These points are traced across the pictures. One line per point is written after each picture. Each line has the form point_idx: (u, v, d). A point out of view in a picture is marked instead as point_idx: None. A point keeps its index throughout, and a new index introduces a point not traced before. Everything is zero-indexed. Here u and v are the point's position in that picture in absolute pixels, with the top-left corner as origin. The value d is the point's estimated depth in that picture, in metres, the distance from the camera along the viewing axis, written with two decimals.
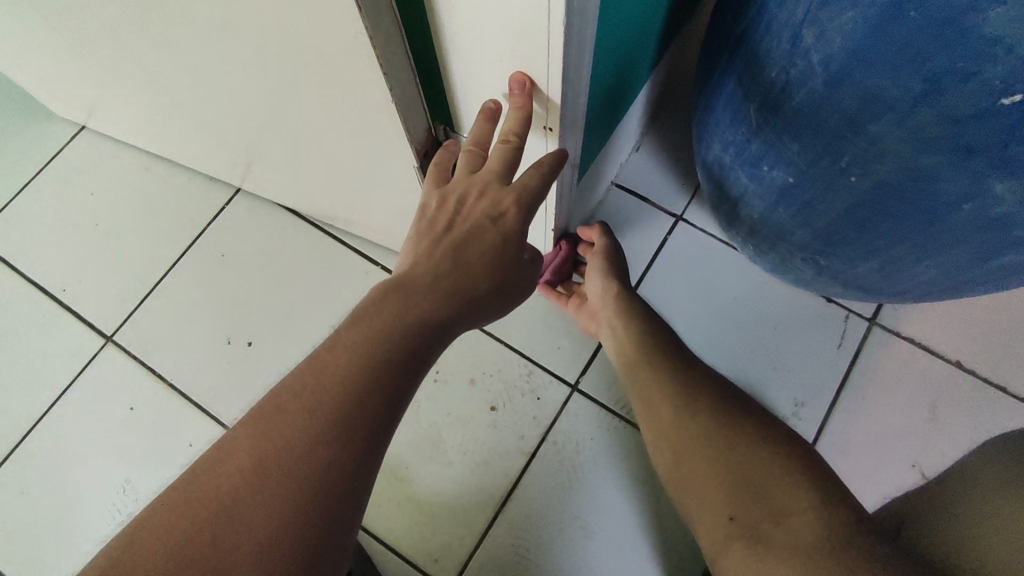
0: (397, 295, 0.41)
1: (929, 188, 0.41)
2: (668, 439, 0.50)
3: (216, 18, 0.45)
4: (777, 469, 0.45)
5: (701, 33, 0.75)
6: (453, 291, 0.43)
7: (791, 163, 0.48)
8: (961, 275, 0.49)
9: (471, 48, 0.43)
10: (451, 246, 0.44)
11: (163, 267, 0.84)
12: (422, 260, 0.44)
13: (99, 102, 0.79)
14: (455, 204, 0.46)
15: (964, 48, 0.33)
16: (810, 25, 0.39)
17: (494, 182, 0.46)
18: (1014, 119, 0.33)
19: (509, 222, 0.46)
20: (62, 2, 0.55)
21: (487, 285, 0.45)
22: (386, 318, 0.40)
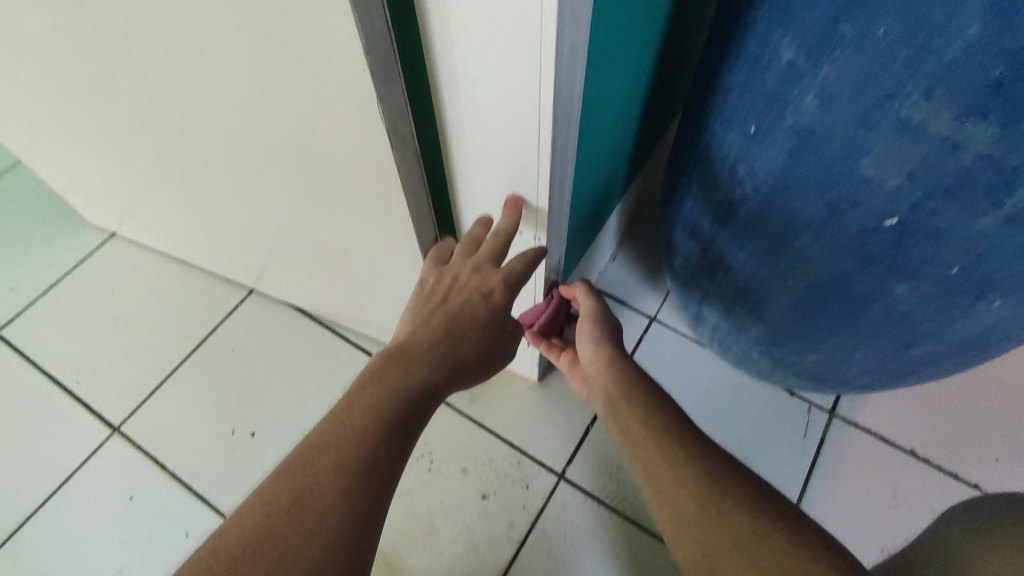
0: (401, 360, 0.49)
1: (847, 289, 0.50)
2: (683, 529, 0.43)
3: (268, 148, 0.55)
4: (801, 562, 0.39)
5: (663, 165, 0.89)
6: (447, 355, 0.50)
7: (740, 269, 0.58)
8: (891, 365, 0.57)
9: (475, 177, 0.53)
10: (445, 315, 0.52)
11: (175, 361, 0.89)
12: (421, 329, 0.51)
13: (134, 212, 0.88)
14: (450, 280, 0.53)
15: (848, 184, 0.43)
16: (740, 163, 0.50)
17: (487, 262, 0.53)
18: (893, 237, 0.43)
19: (497, 298, 0.53)
20: (131, 132, 0.66)
21: (477, 349, 0.53)
22: (392, 380, 0.47)
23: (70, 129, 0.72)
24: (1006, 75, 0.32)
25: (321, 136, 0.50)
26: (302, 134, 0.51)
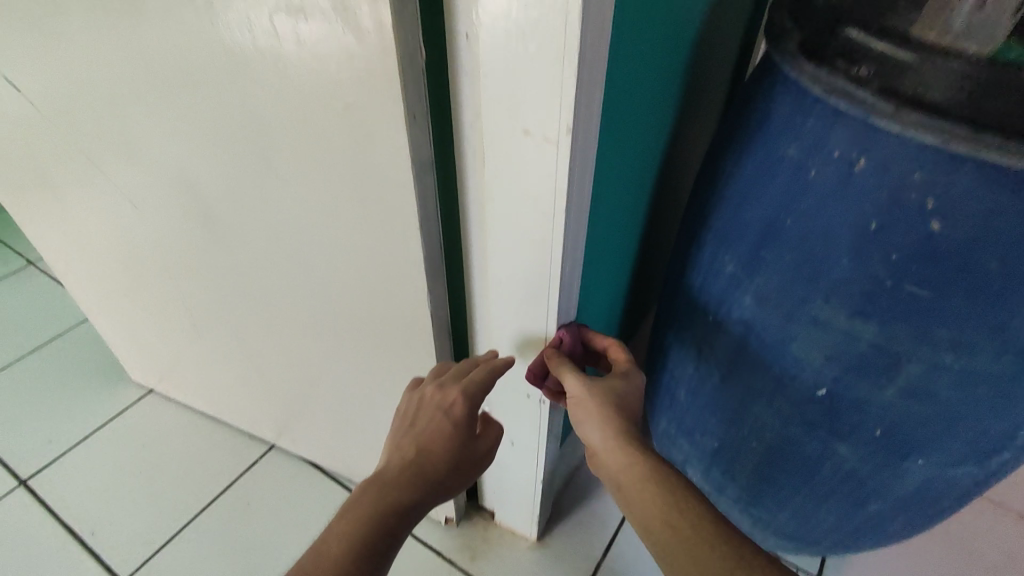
0: (373, 489, 0.48)
1: (800, 450, 0.60)
2: None
3: (325, 322, 0.68)
4: None
5: (643, 345, 1.03)
6: (416, 476, 0.50)
7: (713, 432, 0.68)
8: (853, 521, 0.64)
9: None
10: (412, 437, 0.52)
11: (190, 514, 0.93)
12: (392, 454, 0.52)
13: (177, 371, 0.98)
14: (418, 401, 0.54)
15: (784, 362, 0.55)
16: (703, 344, 0.63)
17: (448, 381, 0.54)
18: (826, 405, 0.55)
19: (458, 411, 0.52)
20: (205, 306, 0.79)
21: (450, 462, 0.52)
22: (359, 510, 0.47)
23: (149, 300, 0.85)
24: (874, 289, 0.46)
25: (371, 316, 0.63)
26: (356, 314, 0.64)
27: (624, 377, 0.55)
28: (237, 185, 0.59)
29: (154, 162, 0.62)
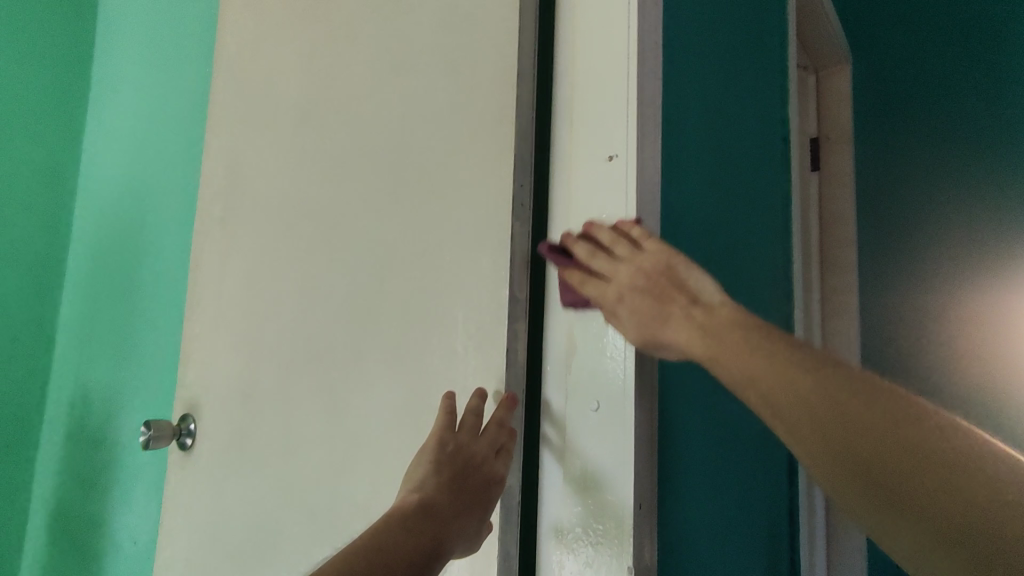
0: (431, 526, 0.49)
1: None
2: (872, 460, 0.40)
3: None
4: (936, 467, 0.39)
5: None
6: (460, 531, 0.51)
7: None
8: None
9: None
10: (462, 487, 0.52)
11: None
12: (442, 488, 0.51)
13: None
14: (468, 453, 0.53)
15: None
16: None
17: (492, 448, 0.53)
18: None
19: (497, 489, 0.53)
20: None
21: (472, 529, 0.52)
22: (414, 545, 0.48)
23: None
24: None
25: None
26: None
27: (623, 285, 0.49)
28: None
29: None
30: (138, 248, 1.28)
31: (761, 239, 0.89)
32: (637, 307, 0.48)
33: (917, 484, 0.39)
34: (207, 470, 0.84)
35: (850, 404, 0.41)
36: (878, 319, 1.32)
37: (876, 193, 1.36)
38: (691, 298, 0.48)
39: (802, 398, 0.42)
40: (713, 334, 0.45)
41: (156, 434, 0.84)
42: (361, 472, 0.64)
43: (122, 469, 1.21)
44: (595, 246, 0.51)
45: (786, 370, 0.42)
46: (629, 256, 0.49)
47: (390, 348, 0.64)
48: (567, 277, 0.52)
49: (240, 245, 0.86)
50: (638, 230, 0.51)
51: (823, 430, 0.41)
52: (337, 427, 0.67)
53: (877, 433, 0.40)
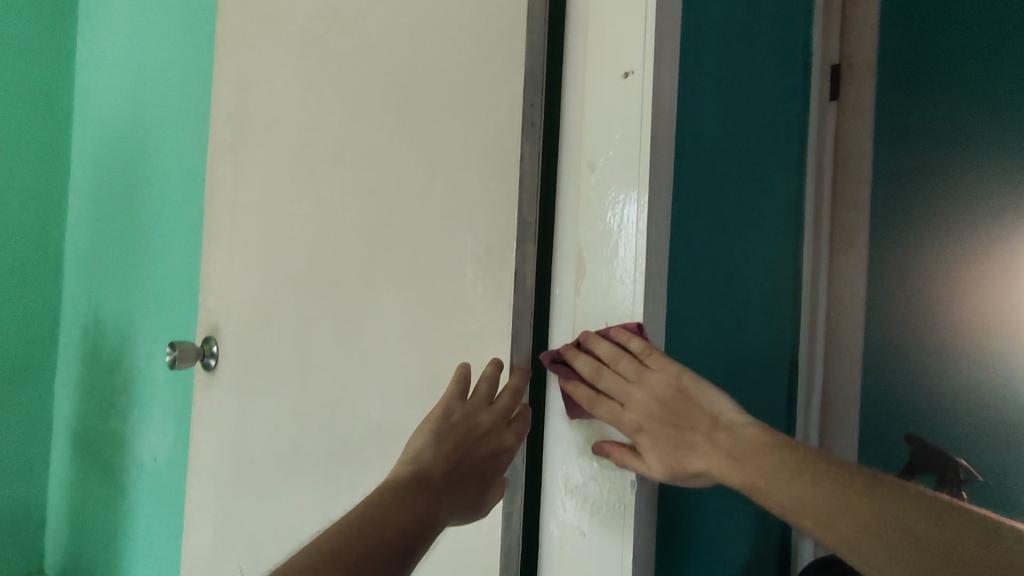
0: (439, 494, 0.50)
1: None
2: (912, 560, 0.46)
3: None
4: (959, 551, 0.46)
5: None
6: (464, 501, 0.52)
7: None
8: None
9: None
10: (468, 457, 0.52)
11: None
12: (449, 458, 0.51)
13: None
14: (478, 423, 0.53)
15: None
16: None
17: (501, 420, 0.54)
18: None
19: (502, 461, 0.54)
20: None
21: (477, 498, 0.53)
22: (423, 512, 0.48)
23: None
24: None
25: None
26: None
27: (638, 409, 0.50)
28: None
29: None
30: (152, 176, 1.30)
31: (774, 169, 0.87)
32: (656, 438, 0.50)
33: (951, 559, 0.46)
34: (230, 388, 0.88)
35: (875, 508, 0.47)
36: (891, 265, 1.12)
37: (903, 128, 1.12)
38: (710, 421, 0.50)
39: (840, 509, 0.47)
40: (742, 459, 0.48)
41: (180, 355, 0.88)
42: (375, 388, 0.67)
43: (145, 394, 1.28)
44: (600, 363, 0.52)
45: (817, 480, 0.48)
46: (638, 378, 0.50)
47: (401, 271, 0.65)
48: (575, 394, 0.53)
49: (251, 170, 0.87)
50: (636, 341, 0.50)
51: (863, 537, 0.47)
52: (351, 347, 0.70)
53: (904, 532, 0.47)
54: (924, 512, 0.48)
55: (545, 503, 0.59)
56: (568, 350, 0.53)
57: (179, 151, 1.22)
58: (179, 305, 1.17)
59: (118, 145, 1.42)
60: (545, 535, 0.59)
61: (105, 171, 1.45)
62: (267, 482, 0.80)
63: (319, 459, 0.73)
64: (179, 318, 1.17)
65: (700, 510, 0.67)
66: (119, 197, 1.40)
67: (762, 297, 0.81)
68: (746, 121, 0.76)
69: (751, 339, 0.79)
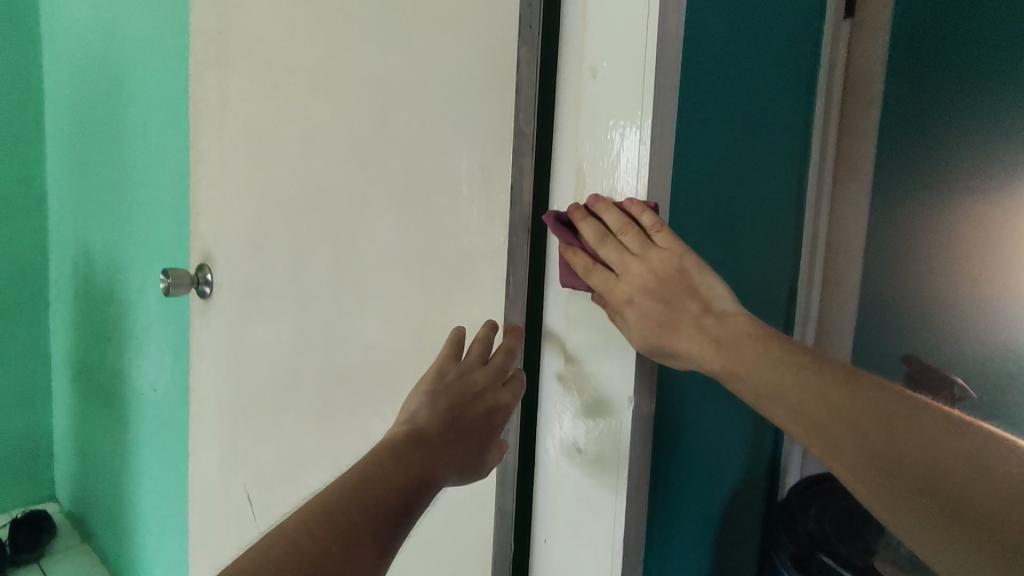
0: (433, 450, 0.50)
1: None
2: (884, 454, 0.42)
3: None
4: (937, 452, 0.42)
5: None
6: (461, 459, 0.51)
7: None
8: None
9: None
10: (463, 415, 0.52)
11: None
12: (442, 415, 0.51)
13: None
14: (472, 380, 0.53)
15: None
16: None
17: (495, 378, 0.54)
18: None
19: (498, 418, 0.53)
20: None
21: (475, 456, 0.52)
22: (416, 465, 0.48)
23: None
24: None
25: None
26: None
27: (632, 282, 0.48)
28: None
29: None
30: (133, 102, 1.25)
31: (787, 88, 0.83)
32: (644, 312, 0.48)
33: (921, 459, 0.42)
34: (226, 314, 0.88)
35: (847, 400, 0.44)
36: (893, 194, 0.96)
37: (940, 31, 0.91)
38: (703, 306, 0.48)
39: (809, 399, 0.44)
40: (727, 344, 0.46)
41: (175, 282, 0.87)
42: (371, 310, 0.67)
43: (140, 326, 1.29)
44: (603, 236, 0.50)
45: (790, 368, 0.45)
46: (640, 253, 0.48)
47: (396, 191, 0.64)
48: (572, 261, 0.52)
49: (236, 89, 0.83)
50: (649, 217, 0.49)
51: (831, 427, 0.43)
52: (347, 270, 0.69)
53: (879, 425, 0.43)
54: (907, 413, 0.44)
55: (541, 421, 0.60)
56: (574, 211, 0.51)
57: (159, 74, 1.16)
58: (171, 235, 1.15)
59: (94, 66, 1.36)
60: (541, 453, 0.60)
61: (85, 95, 1.40)
62: (269, 405, 0.82)
63: (318, 381, 0.74)
64: (171, 247, 1.15)
65: (691, 425, 0.68)
66: (100, 121, 1.36)
67: (762, 220, 0.80)
68: (756, 33, 0.72)
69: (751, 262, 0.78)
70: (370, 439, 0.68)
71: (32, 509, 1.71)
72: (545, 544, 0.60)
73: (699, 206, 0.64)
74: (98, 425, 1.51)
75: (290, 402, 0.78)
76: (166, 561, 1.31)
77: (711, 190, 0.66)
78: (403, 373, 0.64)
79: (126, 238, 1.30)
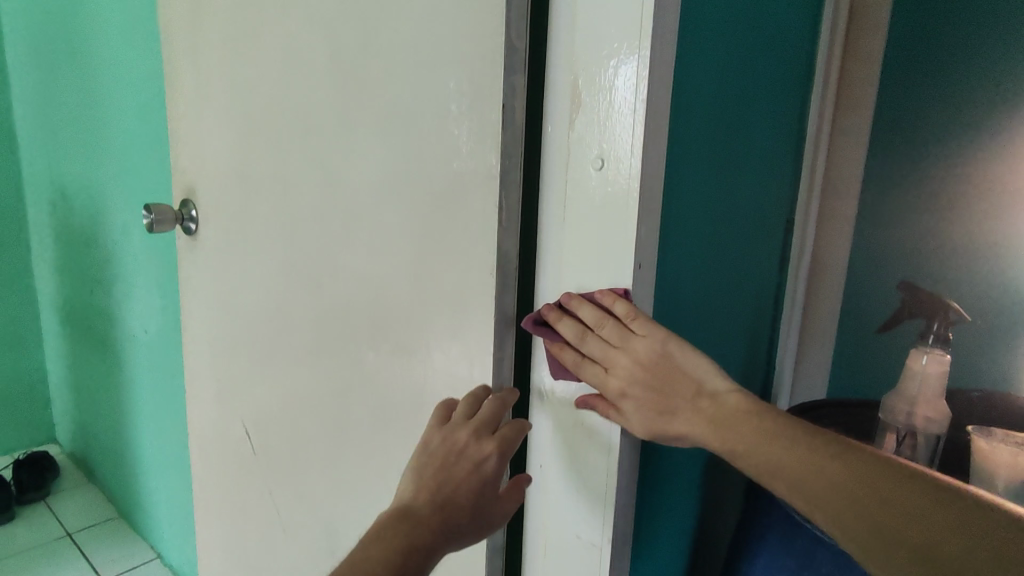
0: (428, 518, 0.47)
1: None
2: (887, 540, 0.41)
3: None
4: (941, 533, 0.41)
5: None
6: (458, 521, 0.48)
7: None
8: None
9: None
10: (454, 475, 0.49)
11: None
12: (430, 478, 0.49)
13: None
14: (455, 438, 0.50)
15: None
16: None
17: (483, 430, 0.50)
18: None
19: (490, 466, 0.50)
20: None
21: (472, 515, 0.49)
22: (405, 533, 0.46)
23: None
24: None
25: None
26: None
27: (623, 372, 0.47)
28: (350, 506, 0.73)
29: (295, 474, 0.80)
30: (99, 28, 1.18)
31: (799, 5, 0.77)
32: (639, 405, 0.47)
33: (926, 539, 0.41)
34: (215, 252, 0.86)
35: (845, 480, 0.43)
36: (891, 143, 0.89)
37: None
38: (694, 389, 0.46)
39: (806, 481, 0.43)
40: (721, 429, 0.45)
41: (159, 219, 0.84)
42: (363, 242, 0.65)
43: (128, 268, 1.26)
44: (586, 330, 0.49)
45: (784, 444, 0.44)
46: (623, 344, 0.47)
47: (384, 116, 0.61)
48: (560, 356, 0.50)
49: (211, 11, 0.78)
50: (621, 305, 0.47)
51: (831, 507, 0.43)
52: (336, 201, 0.67)
53: (880, 507, 0.42)
54: (905, 489, 0.42)
55: (535, 349, 0.56)
56: (550, 311, 0.50)
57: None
58: (152, 171, 1.11)
59: None
60: (535, 383, 0.57)
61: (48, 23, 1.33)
62: (265, 343, 0.81)
63: (312, 316, 0.73)
64: (153, 184, 1.11)
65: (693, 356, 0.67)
66: (66, 50, 1.29)
67: (767, 146, 0.77)
68: None
69: (754, 192, 0.75)
70: (366, 372, 0.68)
71: (35, 450, 1.74)
72: (537, 502, 0.59)
73: (704, 126, 0.61)
74: (93, 366, 1.51)
75: (285, 338, 0.77)
76: (169, 498, 1.34)
77: (716, 112, 0.63)
78: (397, 305, 0.63)
79: (104, 175, 1.26)
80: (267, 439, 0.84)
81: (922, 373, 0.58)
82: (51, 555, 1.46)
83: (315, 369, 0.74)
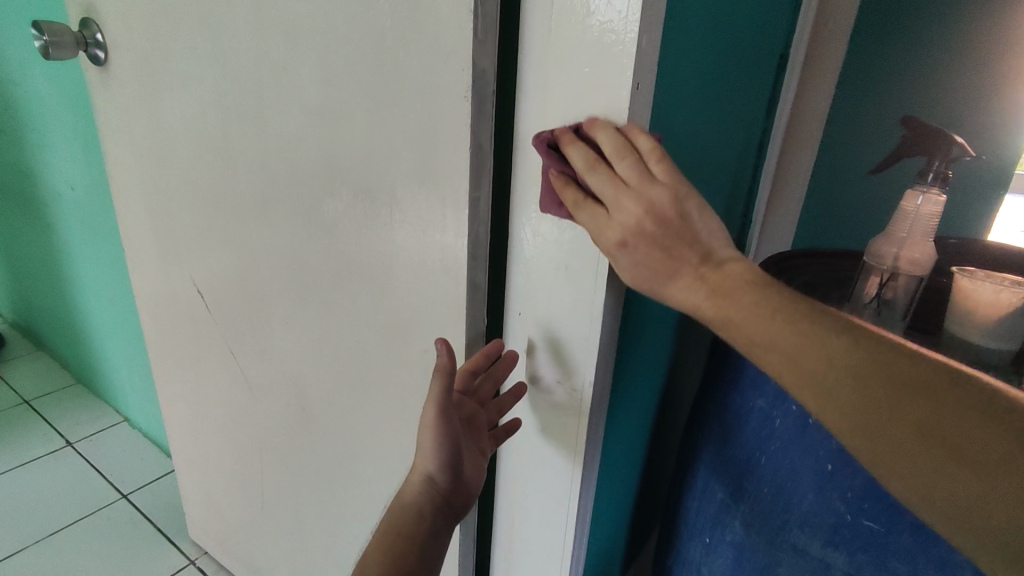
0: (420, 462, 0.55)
1: None
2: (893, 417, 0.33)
3: (360, 481, 0.72)
4: (957, 415, 0.32)
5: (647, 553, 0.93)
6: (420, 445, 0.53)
7: None
8: None
9: (510, 525, 0.63)
10: None
11: None
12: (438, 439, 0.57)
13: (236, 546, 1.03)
14: None
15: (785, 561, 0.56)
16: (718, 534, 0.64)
17: None
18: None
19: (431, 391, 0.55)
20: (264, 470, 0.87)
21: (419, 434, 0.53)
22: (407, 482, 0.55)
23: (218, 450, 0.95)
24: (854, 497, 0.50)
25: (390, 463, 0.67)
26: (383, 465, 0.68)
27: (624, 214, 0.38)
28: (319, 360, 0.70)
29: (259, 331, 0.76)
30: None
31: None
32: (638, 256, 0.39)
33: (939, 423, 0.32)
34: (135, 88, 0.74)
35: (846, 353, 0.35)
36: None
37: None
38: (703, 252, 0.38)
39: (796, 350, 0.35)
40: (725, 295, 0.37)
41: (54, 42, 0.69)
42: (311, 67, 0.55)
43: (37, 113, 1.10)
44: (594, 164, 0.40)
45: (775, 313, 0.36)
46: (635, 183, 0.38)
47: None
48: (561, 193, 0.42)
49: None
50: (646, 141, 0.40)
51: (827, 383, 0.35)
52: (273, 16, 0.56)
53: (883, 387, 0.34)
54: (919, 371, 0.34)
55: (516, 193, 0.50)
56: (561, 135, 0.43)
57: None
58: None
59: None
60: (513, 235, 0.51)
61: None
62: (209, 192, 0.72)
63: (258, 158, 0.65)
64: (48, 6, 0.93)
65: None
66: None
67: None
68: None
69: (754, 19, 0.67)
70: (325, 220, 0.61)
71: None
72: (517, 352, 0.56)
73: None
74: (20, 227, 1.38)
75: (231, 185, 0.69)
76: (127, 362, 1.30)
77: None
78: (356, 143, 0.55)
79: None
80: (225, 297, 0.78)
81: (914, 213, 0.57)
82: (12, 422, 1.44)
83: (268, 219, 0.67)
